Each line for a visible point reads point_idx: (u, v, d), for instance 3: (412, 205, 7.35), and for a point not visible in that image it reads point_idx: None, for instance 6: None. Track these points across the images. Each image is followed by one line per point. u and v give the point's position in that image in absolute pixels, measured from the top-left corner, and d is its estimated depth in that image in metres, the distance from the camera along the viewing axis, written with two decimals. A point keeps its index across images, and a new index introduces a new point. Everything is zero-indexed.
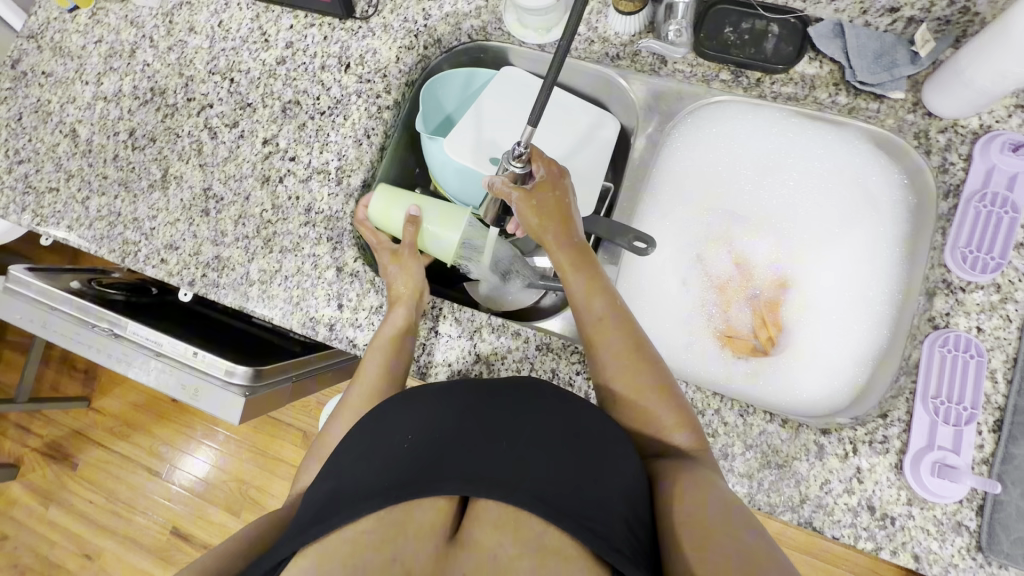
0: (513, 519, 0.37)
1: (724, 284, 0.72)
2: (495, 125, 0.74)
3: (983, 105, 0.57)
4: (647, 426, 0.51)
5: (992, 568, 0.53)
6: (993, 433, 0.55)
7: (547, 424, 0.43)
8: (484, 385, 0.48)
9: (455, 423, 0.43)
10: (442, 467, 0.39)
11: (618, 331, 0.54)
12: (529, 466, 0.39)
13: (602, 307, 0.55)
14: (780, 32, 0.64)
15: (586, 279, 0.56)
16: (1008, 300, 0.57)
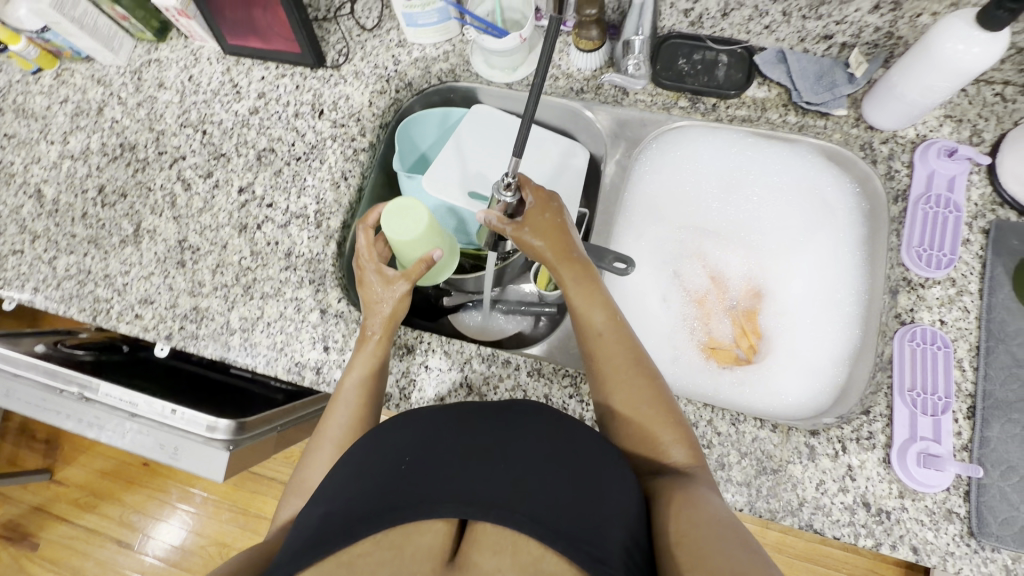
0: (513, 544, 0.37)
1: (702, 297, 0.74)
2: (470, 160, 0.76)
3: (913, 119, 0.63)
4: (645, 442, 0.51)
5: (986, 552, 0.54)
6: (968, 419, 0.57)
7: (544, 440, 0.43)
8: (485, 407, 0.48)
9: (452, 443, 0.43)
10: (440, 490, 0.39)
11: (616, 344, 0.55)
12: (527, 488, 0.39)
13: (602, 321, 0.57)
14: (729, 61, 0.70)
15: (584, 293, 0.58)
16: (964, 292, 0.61)
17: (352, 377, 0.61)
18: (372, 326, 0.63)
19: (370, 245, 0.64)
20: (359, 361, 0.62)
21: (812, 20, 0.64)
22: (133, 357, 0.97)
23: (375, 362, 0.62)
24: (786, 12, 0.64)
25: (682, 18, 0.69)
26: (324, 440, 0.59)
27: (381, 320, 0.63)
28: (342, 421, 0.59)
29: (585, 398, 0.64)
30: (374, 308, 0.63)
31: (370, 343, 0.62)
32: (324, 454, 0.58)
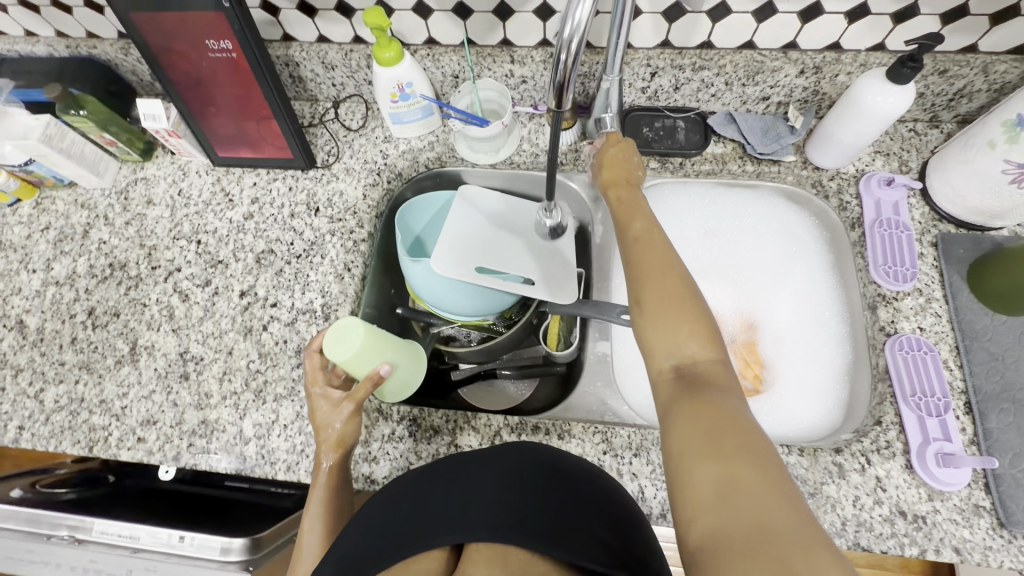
0: (498, 553, 0.44)
1: None
2: (467, 236, 0.78)
3: (845, 155, 0.72)
4: (671, 341, 0.48)
5: (1019, 540, 0.57)
6: (968, 414, 0.62)
7: (533, 468, 0.50)
8: (474, 455, 0.53)
9: (450, 478, 0.50)
10: (437, 523, 0.46)
11: (650, 238, 0.53)
12: (508, 502, 0.46)
13: (641, 224, 0.55)
14: (686, 125, 0.79)
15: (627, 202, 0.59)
16: (932, 299, 0.68)
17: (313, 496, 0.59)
18: (324, 456, 0.61)
19: (316, 369, 0.63)
20: (314, 494, 0.59)
21: (751, 87, 0.75)
22: (121, 488, 0.89)
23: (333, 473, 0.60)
24: (728, 82, 0.74)
25: (640, 94, 0.78)
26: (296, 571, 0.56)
27: (331, 447, 0.61)
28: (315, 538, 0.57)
29: (619, 452, 0.65)
30: (323, 435, 0.61)
31: (323, 475, 0.60)
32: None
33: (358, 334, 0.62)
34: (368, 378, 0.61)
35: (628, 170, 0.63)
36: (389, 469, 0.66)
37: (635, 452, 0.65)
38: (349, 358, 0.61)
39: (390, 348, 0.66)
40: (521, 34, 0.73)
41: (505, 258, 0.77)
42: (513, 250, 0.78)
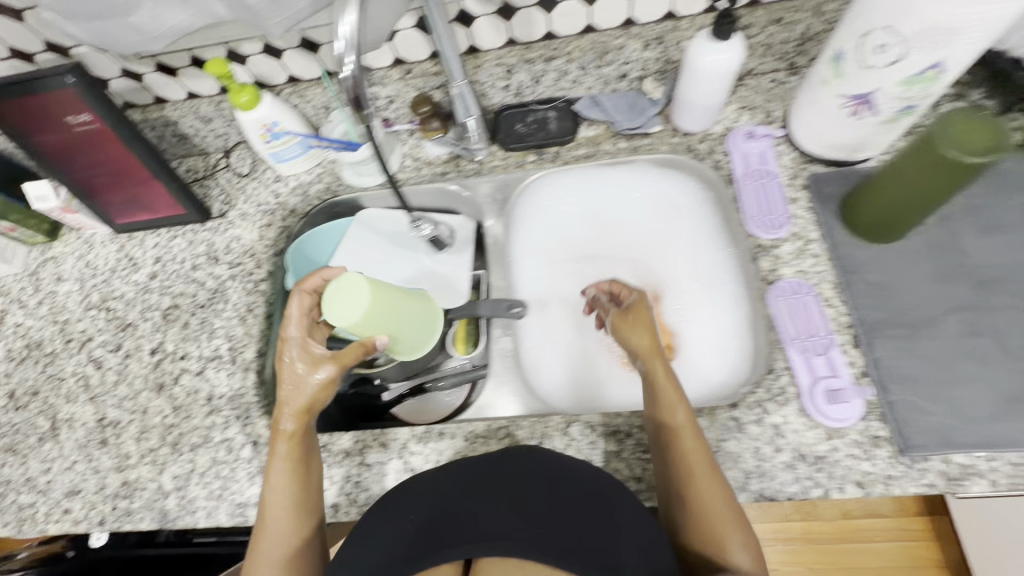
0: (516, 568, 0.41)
1: None
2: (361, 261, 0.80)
3: (706, 116, 0.74)
4: (716, 541, 0.51)
5: (921, 464, 0.56)
6: (855, 347, 0.62)
7: (559, 482, 0.48)
8: (508, 467, 0.51)
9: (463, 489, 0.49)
10: (446, 533, 0.44)
11: (690, 425, 0.55)
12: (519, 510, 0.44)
13: (683, 414, 0.56)
14: (556, 114, 0.81)
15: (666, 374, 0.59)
16: (809, 241, 0.68)
17: (273, 473, 0.58)
18: (283, 420, 0.59)
19: (301, 315, 0.62)
20: (275, 457, 0.58)
21: (605, 67, 0.76)
22: (82, 559, 0.91)
23: (295, 449, 0.59)
24: (582, 66, 0.76)
25: (505, 93, 0.80)
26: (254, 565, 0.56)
27: (294, 413, 0.58)
28: (279, 524, 0.57)
29: (523, 445, 0.64)
30: (287, 397, 0.58)
31: (282, 438, 0.58)
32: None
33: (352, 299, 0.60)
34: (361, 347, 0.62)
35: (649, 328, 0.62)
36: None
37: (539, 441, 0.64)
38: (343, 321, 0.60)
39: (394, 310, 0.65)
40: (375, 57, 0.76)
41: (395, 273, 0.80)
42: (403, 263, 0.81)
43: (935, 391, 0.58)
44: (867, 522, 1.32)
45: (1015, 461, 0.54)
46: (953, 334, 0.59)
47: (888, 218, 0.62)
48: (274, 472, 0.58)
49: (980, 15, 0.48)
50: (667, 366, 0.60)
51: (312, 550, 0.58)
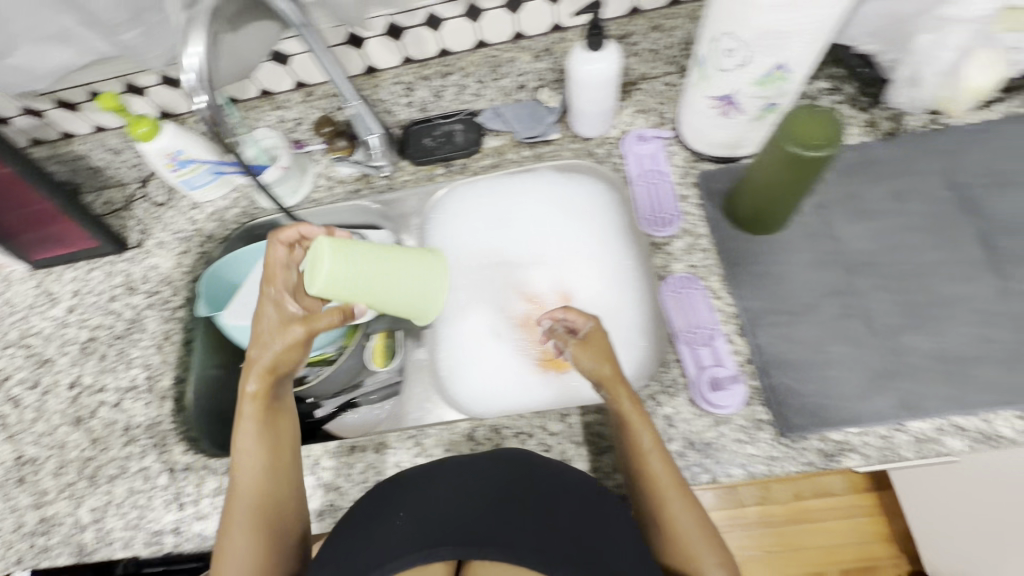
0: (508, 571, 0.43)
1: (524, 320, 0.81)
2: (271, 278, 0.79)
3: (598, 121, 0.77)
4: (695, 559, 0.55)
5: (800, 443, 0.59)
6: (739, 335, 0.64)
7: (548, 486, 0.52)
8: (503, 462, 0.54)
9: (460, 485, 0.51)
10: (438, 531, 0.46)
11: (659, 456, 0.56)
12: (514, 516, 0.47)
13: (649, 440, 0.57)
14: (462, 127, 0.83)
15: (630, 400, 0.58)
16: (697, 236, 0.71)
17: (244, 431, 0.60)
18: (250, 380, 0.60)
19: (280, 270, 0.63)
20: (245, 417, 0.61)
21: (501, 79, 0.79)
22: None
23: (263, 406, 0.61)
24: (479, 80, 0.78)
25: (411, 109, 0.82)
26: (228, 522, 0.58)
27: (260, 374, 0.60)
28: (251, 480, 0.59)
29: (431, 452, 0.66)
30: (256, 358, 0.60)
31: (249, 399, 0.60)
32: (237, 536, 0.57)
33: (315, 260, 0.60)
34: (328, 316, 0.61)
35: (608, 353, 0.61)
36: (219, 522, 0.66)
37: (446, 448, 0.65)
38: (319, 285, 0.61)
39: (377, 267, 0.64)
40: (275, 80, 0.77)
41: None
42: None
43: (810, 373, 0.60)
44: (817, 500, 1.36)
45: (883, 433, 0.57)
46: (827, 318, 0.62)
47: (763, 211, 0.65)
48: (245, 436, 0.60)
49: (804, 19, 0.51)
50: (629, 392, 0.60)
51: (287, 504, 0.61)
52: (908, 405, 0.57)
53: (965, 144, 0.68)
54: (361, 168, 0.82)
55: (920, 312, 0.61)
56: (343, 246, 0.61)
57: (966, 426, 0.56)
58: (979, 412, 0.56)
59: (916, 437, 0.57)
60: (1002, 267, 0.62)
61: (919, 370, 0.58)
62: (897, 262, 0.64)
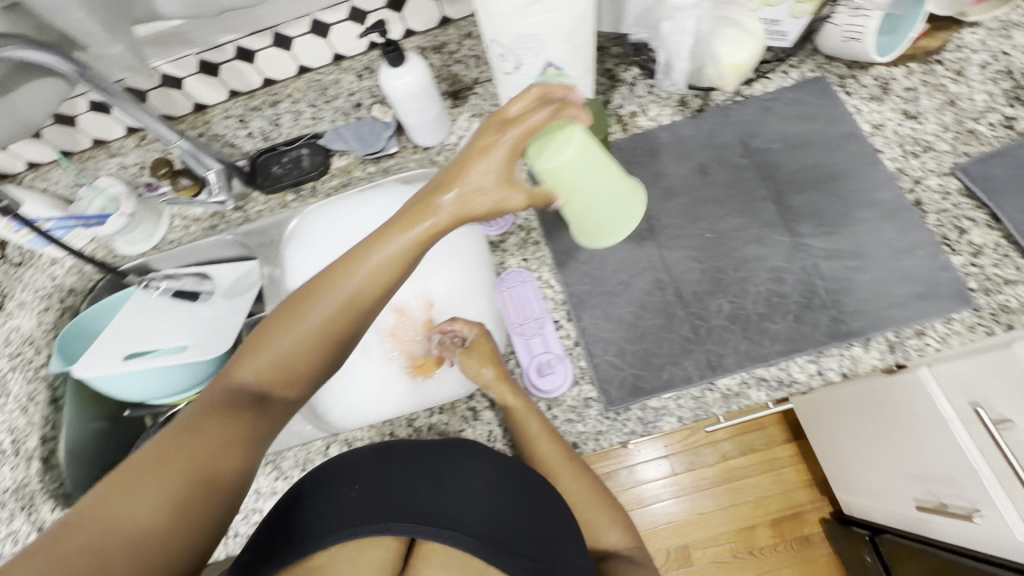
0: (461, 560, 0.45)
1: (393, 330, 0.80)
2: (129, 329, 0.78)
3: (432, 130, 0.79)
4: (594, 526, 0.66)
5: (624, 414, 0.62)
6: (567, 320, 0.68)
7: (513, 479, 0.52)
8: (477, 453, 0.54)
9: (432, 465, 0.51)
10: (404, 508, 0.46)
11: (552, 443, 0.61)
12: (481, 508, 0.48)
13: (536, 427, 0.61)
14: (309, 151, 0.82)
15: (515, 400, 0.63)
16: (529, 230, 0.74)
17: (362, 265, 0.47)
18: (436, 212, 0.47)
19: (546, 114, 0.49)
20: (404, 234, 0.47)
21: (333, 100, 0.81)
22: None
23: (392, 271, 0.47)
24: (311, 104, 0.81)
25: (254, 140, 0.82)
26: (283, 327, 0.46)
27: (454, 213, 0.48)
28: (314, 327, 0.46)
29: (290, 474, 0.67)
30: (473, 192, 0.47)
31: (413, 232, 0.47)
32: (265, 355, 0.46)
33: (548, 140, 0.51)
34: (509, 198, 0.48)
35: (492, 359, 0.65)
36: None
37: (303, 468, 0.67)
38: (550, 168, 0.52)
39: (582, 173, 0.53)
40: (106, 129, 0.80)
41: (156, 336, 0.77)
42: (171, 324, 0.79)
43: (628, 348, 0.64)
44: (742, 458, 1.42)
45: (695, 395, 0.61)
46: (641, 293, 0.67)
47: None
48: (353, 277, 0.47)
49: (548, 20, 0.55)
50: (515, 390, 0.64)
51: (309, 375, 0.48)
52: (712, 364, 0.62)
53: (761, 113, 0.73)
54: (208, 204, 0.82)
55: (722, 276, 0.66)
56: (591, 142, 0.53)
57: (767, 376, 0.61)
58: (776, 361, 0.61)
59: (725, 393, 0.61)
60: (794, 224, 0.67)
61: (722, 331, 0.63)
62: (702, 233, 0.68)
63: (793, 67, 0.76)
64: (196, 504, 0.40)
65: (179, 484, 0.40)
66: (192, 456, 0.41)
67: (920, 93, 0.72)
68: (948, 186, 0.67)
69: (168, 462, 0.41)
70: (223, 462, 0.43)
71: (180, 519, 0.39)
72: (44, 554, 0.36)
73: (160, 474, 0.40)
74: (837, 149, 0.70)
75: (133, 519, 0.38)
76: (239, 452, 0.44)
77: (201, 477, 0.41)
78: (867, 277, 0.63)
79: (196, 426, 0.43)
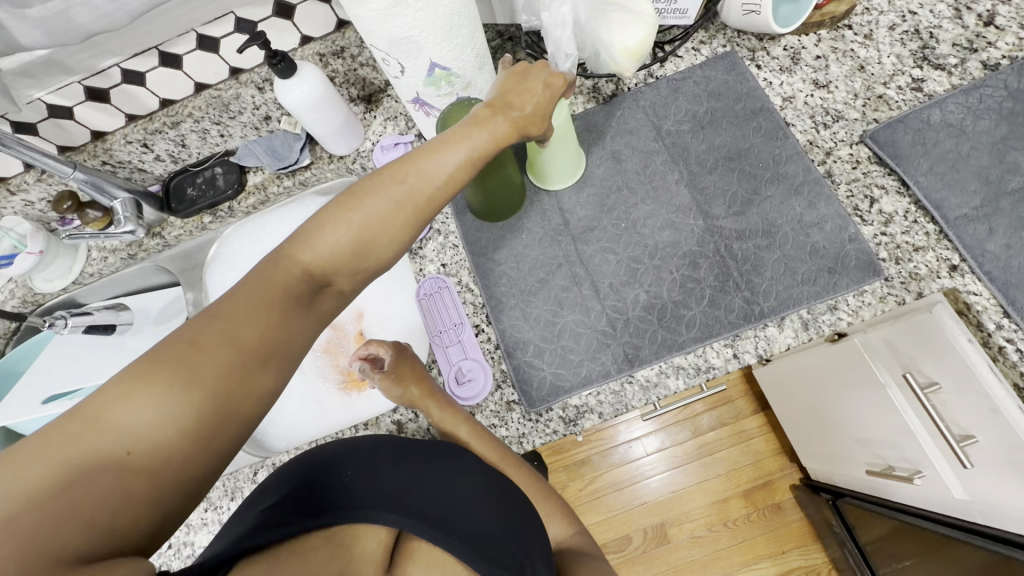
0: (441, 559, 0.43)
1: (327, 344, 0.79)
2: (49, 372, 0.77)
3: (342, 138, 0.76)
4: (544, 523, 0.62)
5: (545, 414, 0.62)
6: (487, 324, 0.67)
7: (488, 479, 0.53)
8: (457, 451, 0.55)
9: (419, 457, 0.51)
10: (385, 499, 0.44)
11: (482, 445, 0.60)
12: (465, 505, 0.48)
13: (466, 433, 0.60)
14: (222, 170, 0.82)
15: (444, 405, 0.61)
16: (446, 233, 0.73)
17: (452, 158, 0.40)
18: (504, 122, 0.43)
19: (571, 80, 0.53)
20: (474, 137, 0.42)
21: (239, 116, 0.78)
22: None
23: (474, 168, 0.42)
24: (215, 121, 0.78)
25: (164, 164, 0.82)
26: (352, 214, 0.37)
27: (519, 127, 0.45)
28: (390, 223, 0.38)
29: (219, 502, 0.67)
30: (532, 113, 0.46)
31: (487, 134, 0.42)
32: (328, 239, 0.36)
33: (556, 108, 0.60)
34: (545, 130, 0.50)
35: (414, 375, 0.63)
36: None
37: (233, 494, 0.66)
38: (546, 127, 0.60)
39: (560, 139, 0.63)
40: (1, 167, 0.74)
41: (80, 377, 0.77)
42: (96, 364, 0.78)
43: (546, 348, 0.64)
44: (714, 432, 1.43)
45: (614, 389, 0.62)
46: (557, 290, 0.67)
47: (490, 199, 0.68)
48: (423, 169, 0.39)
49: (417, 20, 0.52)
50: (439, 401, 0.62)
51: (364, 276, 0.39)
52: (630, 357, 0.62)
53: (669, 95, 0.73)
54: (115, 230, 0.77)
55: (636, 266, 0.66)
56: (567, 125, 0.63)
57: (684, 363, 0.62)
58: (692, 349, 0.61)
59: (643, 384, 0.62)
60: (706, 207, 0.67)
61: (638, 322, 0.63)
62: (616, 224, 0.68)
63: (702, 44, 0.74)
64: (219, 429, 0.32)
65: (206, 398, 0.31)
66: (227, 361, 0.32)
67: (829, 61, 0.70)
68: (858, 155, 0.66)
69: (196, 366, 0.31)
70: (258, 374, 0.33)
71: (206, 448, 0.32)
72: (40, 452, 0.29)
73: (182, 382, 0.30)
74: (745, 126, 0.70)
75: (148, 433, 0.30)
76: (282, 361, 0.35)
77: (229, 395, 0.32)
78: (776, 256, 0.63)
79: (239, 317, 0.33)
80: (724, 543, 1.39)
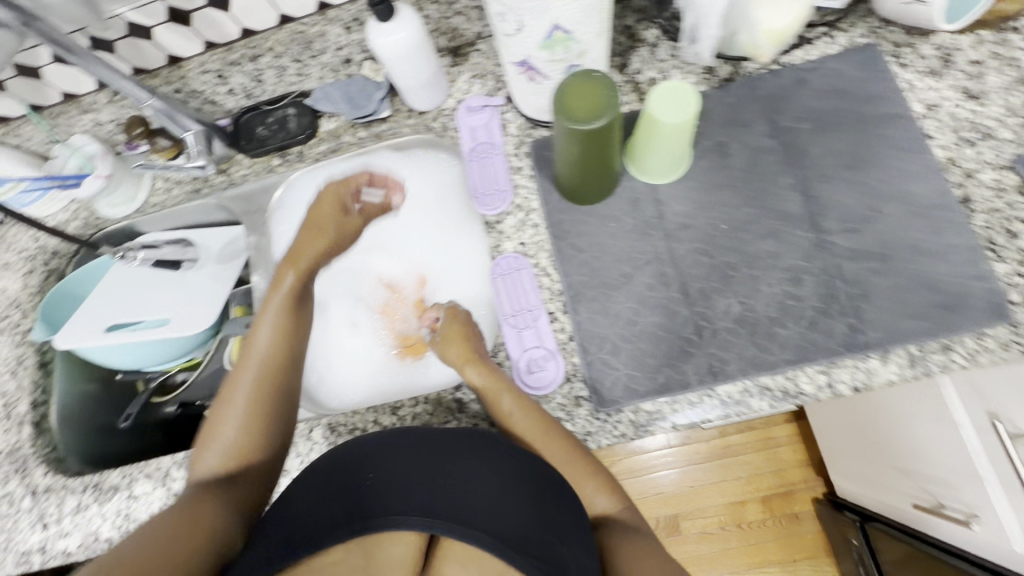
0: (473, 557, 0.42)
1: (384, 306, 0.78)
2: (106, 300, 0.76)
3: (428, 92, 0.71)
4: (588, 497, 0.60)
5: (615, 415, 0.60)
6: (563, 313, 0.64)
7: (517, 465, 0.51)
8: (484, 440, 0.52)
9: (440, 451, 0.49)
10: (406, 501, 0.45)
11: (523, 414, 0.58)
12: (488, 499, 0.46)
13: (509, 402, 0.58)
14: (294, 111, 0.76)
15: (487, 370, 0.60)
16: (528, 211, 0.68)
17: (267, 326, 0.62)
18: (304, 260, 0.64)
19: (358, 184, 0.67)
20: (274, 300, 0.63)
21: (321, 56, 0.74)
22: None
23: (290, 309, 0.63)
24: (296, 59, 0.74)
25: (237, 97, 0.77)
26: (212, 441, 0.58)
27: (298, 267, 0.64)
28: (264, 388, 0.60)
29: None
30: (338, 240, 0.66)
31: (280, 291, 0.63)
32: (219, 441, 0.58)
33: (681, 103, 0.54)
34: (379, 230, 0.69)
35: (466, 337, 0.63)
36: (80, 537, 0.66)
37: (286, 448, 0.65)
38: (661, 116, 0.54)
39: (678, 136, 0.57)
40: (74, 84, 0.77)
41: (138, 308, 0.76)
42: (152, 293, 0.78)
43: (624, 347, 0.61)
44: (739, 435, 1.42)
45: (692, 400, 0.59)
46: (642, 288, 0.63)
47: (584, 182, 0.63)
48: (253, 351, 0.61)
49: None
50: (486, 365, 0.61)
51: (277, 429, 0.59)
52: (715, 370, 0.59)
53: (793, 86, 0.66)
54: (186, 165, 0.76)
55: (733, 274, 0.61)
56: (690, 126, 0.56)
57: (771, 385, 0.58)
58: (783, 370, 0.58)
59: (724, 399, 0.58)
60: (818, 219, 0.61)
61: (728, 334, 0.59)
62: (716, 224, 0.63)
63: (841, 32, 0.66)
64: (185, 549, 0.49)
65: (171, 532, 0.50)
66: (196, 506, 0.54)
67: (987, 68, 0.62)
68: (1003, 182, 0.59)
69: (157, 527, 0.50)
70: (208, 515, 0.53)
71: (184, 556, 0.48)
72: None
73: (133, 541, 0.48)
74: (877, 132, 0.63)
75: (136, 557, 0.46)
76: (214, 513, 0.53)
77: (183, 533, 0.50)
78: (892, 284, 0.58)
79: (202, 491, 0.56)
80: (735, 543, 1.39)
